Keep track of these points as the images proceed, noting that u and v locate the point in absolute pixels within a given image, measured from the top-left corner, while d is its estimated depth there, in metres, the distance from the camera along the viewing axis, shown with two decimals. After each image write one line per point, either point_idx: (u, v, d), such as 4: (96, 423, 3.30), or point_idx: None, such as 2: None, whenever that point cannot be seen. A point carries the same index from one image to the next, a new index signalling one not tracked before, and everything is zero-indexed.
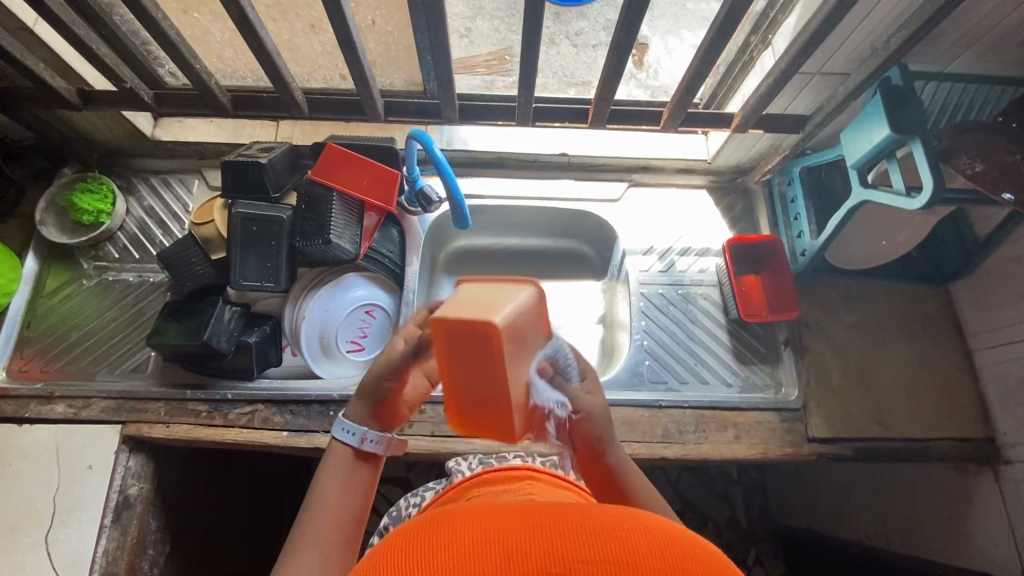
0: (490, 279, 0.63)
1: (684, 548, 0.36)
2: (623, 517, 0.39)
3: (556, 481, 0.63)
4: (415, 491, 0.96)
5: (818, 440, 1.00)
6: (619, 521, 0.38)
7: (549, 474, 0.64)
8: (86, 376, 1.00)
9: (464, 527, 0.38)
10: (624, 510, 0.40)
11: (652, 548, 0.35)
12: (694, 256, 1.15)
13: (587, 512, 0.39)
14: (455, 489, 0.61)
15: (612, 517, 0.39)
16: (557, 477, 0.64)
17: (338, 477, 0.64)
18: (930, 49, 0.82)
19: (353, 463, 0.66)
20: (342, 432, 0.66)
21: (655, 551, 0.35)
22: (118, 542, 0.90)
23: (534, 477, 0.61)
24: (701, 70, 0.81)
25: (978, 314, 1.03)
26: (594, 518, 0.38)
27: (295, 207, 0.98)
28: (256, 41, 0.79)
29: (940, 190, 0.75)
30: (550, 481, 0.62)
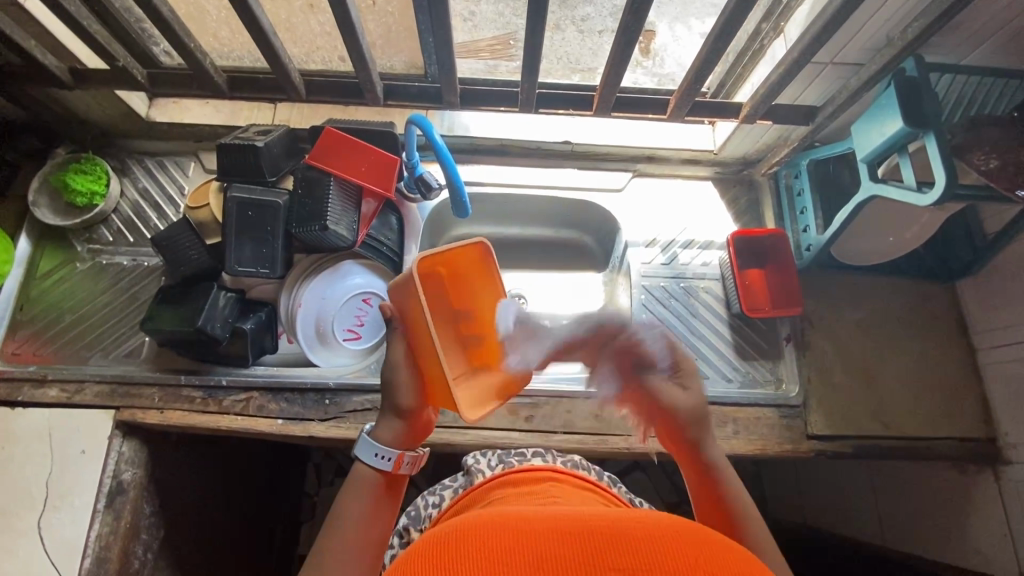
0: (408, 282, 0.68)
1: (701, 546, 0.39)
2: (653, 529, 0.41)
3: (582, 483, 0.71)
4: (432, 491, 0.94)
5: (817, 437, 0.99)
6: (646, 532, 0.41)
7: (577, 477, 0.72)
8: (80, 360, 0.99)
9: (499, 539, 0.40)
10: (642, 520, 0.43)
11: (681, 555, 0.38)
12: (697, 249, 1.13)
13: (616, 528, 0.42)
14: (474, 492, 0.71)
15: (640, 529, 0.41)
16: (585, 480, 0.72)
17: (352, 513, 0.62)
18: (947, 40, 0.80)
19: (373, 493, 0.64)
20: (370, 457, 0.65)
21: (684, 559, 0.37)
22: (111, 527, 0.90)
23: (559, 479, 0.69)
24: (710, 58, 0.79)
25: (984, 312, 1.02)
26: (625, 533, 0.40)
27: (292, 191, 0.97)
28: (252, 20, 0.76)
29: (953, 184, 0.73)
30: (574, 484, 0.69)
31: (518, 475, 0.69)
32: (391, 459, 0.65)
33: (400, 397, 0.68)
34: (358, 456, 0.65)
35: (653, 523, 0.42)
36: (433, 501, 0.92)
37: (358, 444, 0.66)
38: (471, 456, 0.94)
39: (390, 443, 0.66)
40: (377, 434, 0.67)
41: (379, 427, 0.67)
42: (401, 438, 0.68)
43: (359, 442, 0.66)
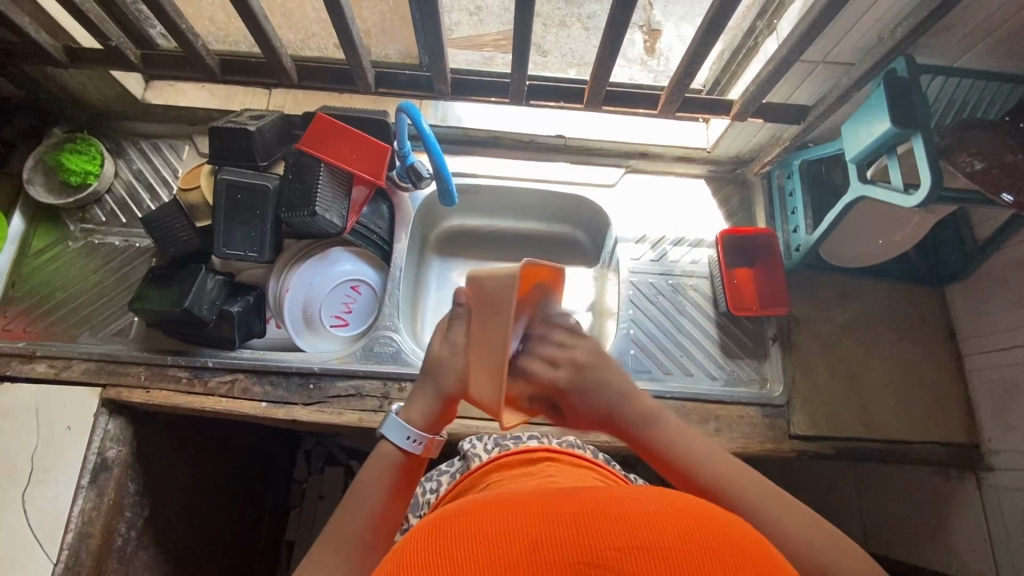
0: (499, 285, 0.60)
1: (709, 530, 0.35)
2: (650, 501, 0.38)
3: (577, 462, 0.69)
4: (429, 477, 0.96)
5: (799, 437, 0.99)
6: (642, 505, 0.37)
7: (571, 455, 0.70)
8: (69, 338, 1.00)
9: (486, 516, 0.38)
10: (645, 493, 0.39)
11: (679, 532, 0.34)
12: (686, 247, 1.13)
13: (609, 499, 0.39)
14: (474, 476, 0.70)
15: (635, 501, 0.38)
16: (579, 457, 0.71)
17: (371, 486, 0.65)
18: (938, 41, 0.79)
19: (393, 474, 0.66)
20: (399, 439, 0.66)
21: (681, 535, 0.34)
22: (94, 502, 0.91)
23: (555, 458, 0.68)
24: (699, 52, 0.79)
25: (972, 318, 1.01)
26: (619, 504, 0.37)
27: (282, 176, 0.97)
28: (242, 3, 0.77)
29: (938, 187, 0.73)
30: (569, 462, 0.68)
31: (510, 458, 0.69)
32: (417, 442, 0.67)
33: (445, 381, 0.67)
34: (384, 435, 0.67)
35: (651, 494, 0.39)
36: (431, 487, 0.94)
37: (387, 421, 0.67)
38: (465, 440, 0.96)
39: (416, 423, 0.67)
40: (407, 413, 0.69)
41: (409, 405, 0.69)
42: (428, 424, 0.68)
43: (387, 420, 0.67)
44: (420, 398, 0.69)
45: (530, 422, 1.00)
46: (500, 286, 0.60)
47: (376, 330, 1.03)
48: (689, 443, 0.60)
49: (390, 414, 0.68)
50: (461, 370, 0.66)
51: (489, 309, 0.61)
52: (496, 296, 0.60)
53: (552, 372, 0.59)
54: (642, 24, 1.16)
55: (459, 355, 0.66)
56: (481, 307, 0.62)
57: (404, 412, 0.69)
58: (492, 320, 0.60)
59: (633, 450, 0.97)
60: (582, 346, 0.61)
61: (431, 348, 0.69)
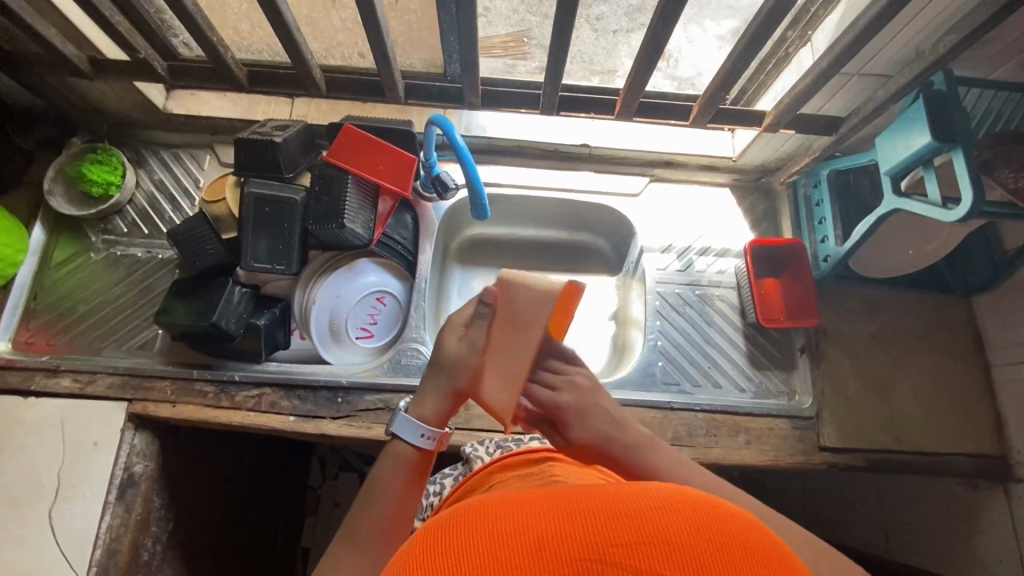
0: (532, 295, 0.68)
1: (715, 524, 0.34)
2: (655, 492, 0.37)
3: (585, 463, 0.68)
4: (431, 480, 0.95)
5: (829, 449, 0.98)
6: (646, 500, 0.36)
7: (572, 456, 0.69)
8: (93, 351, 0.98)
9: (486, 518, 0.37)
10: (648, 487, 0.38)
11: (688, 522, 0.34)
12: (712, 256, 1.12)
13: (614, 493, 0.38)
14: (475, 478, 0.70)
15: (641, 493, 0.37)
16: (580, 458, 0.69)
17: (388, 485, 0.64)
18: (977, 53, 0.79)
19: (407, 469, 0.66)
20: (414, 436, 0.67)
21: (692, 529, 0.33)
22: (122, 518, 0.90)
23: (559, 458, 0.67)
24: (738, 65, 0.78)
25: (1001, 329, 1.01)
26: (624, 494, 0.37)
27: (308, 188, 0.96)
28: (275, 15, 0.75)
29: (980, 201, 0.73)
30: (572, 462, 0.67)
31: (516, 458, 0.68)
32: (431, 438, 0.67)
33: (457, 379, 0.70)
34: (397, 433, 0.67)
35: (657, 486, 0.38)
36: (435, 491, 0.93)
37: (399, 420, 0.67)
38: (467, 445, 0.96)
39: (427, 418, 0.69)
40: (418, 407, 0.70)
41: (420, 399, 0.71)
42: (437, 419, 0.69)
43: (398, 419, 0.67)
44: (431, 395, 0.71)
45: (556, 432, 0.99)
46: (539, 300, 0.68)
47: (403, 342, 1.02)
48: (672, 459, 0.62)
49: (400, 410, 0.68)
50: (472, 367, 0.70)
51: (521, 320, 0.69)
52: (533, 310, 0.68)
53: (555, 395, 0.68)
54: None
55: (474, 355, 0.70)
56: (510, 314, 0.69)
57: (413, 410, 0.70)
58: (523, 332, 0.68)
59: None
60: (579, 372, 0.70)
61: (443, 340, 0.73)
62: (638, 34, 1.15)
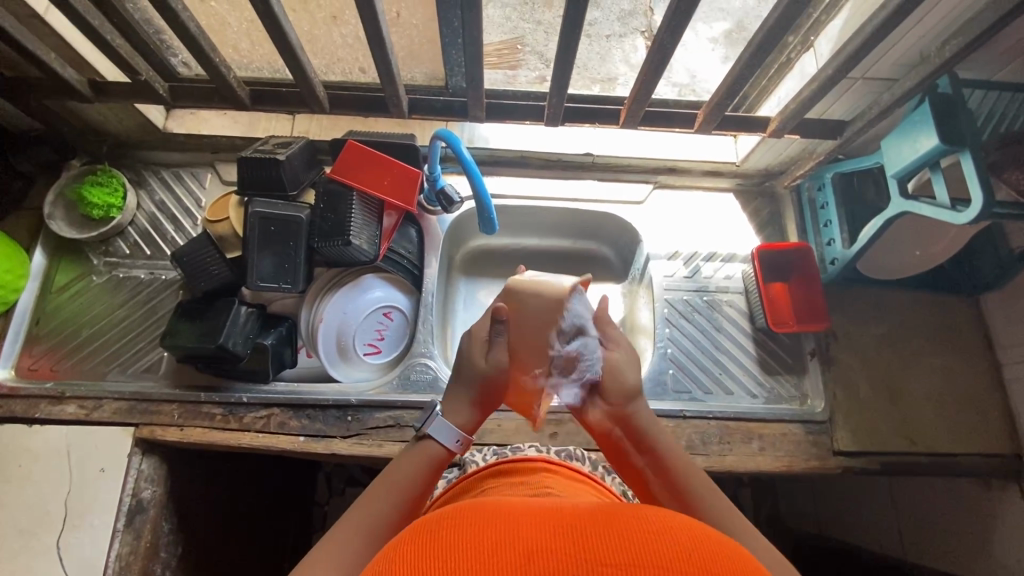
0: (541, 299, 0.68)
1: (698, 551, 0.36)
2: (646, 522, 0.39)
3: (574, 475, 0.67)
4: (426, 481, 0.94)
5: (844, 453, 0.98)
6: (634, 525, 0.38)
7: (565, 467, 0.68)
8: (98, 376, 0.97)
9: (481, 527, 0.38)
10: (638, 516, 0.40)
11: (675, 551, 0.35)
12: (719, 262, 1.12)
13: (605, 517, 0.40)
14: (464, 483, 0.68)
15: (631, 520, 0.39)
16: (572, 469, 0.69)
17: (406, 480, 0.63)
18: (982, 55, 0.79)
19: (430, 467, 0.66)
20: (444, 436, 0.66)
21: (678, 553, 0.35)
22: (131, 546, 0.89)
23: (550, 469, 0.66)
24: (745, 73, 0.78)
25: (1010, 327, 1.01)
26: (617, 522, 0.39)
27: (313, 205, 0.96)
28: (280, 35, 0.75)
29: (991, 204, 0.73)
30: (565, 474, 0.66)
31: (509, 464, 0.66)
32: (459, 441, 0.67)
33: (487, 391, 0.69)
34: (429, 432, 0.67)
35: (648, 518, 0.40)
36: None
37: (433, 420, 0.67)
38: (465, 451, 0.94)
39: (456, 420, 0.68)
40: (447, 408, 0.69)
41: (449, 400, 0.70)
42: (464, 424, 0.69)
43: (434, 420, 0.67)
44: (460, 408, 0.69)
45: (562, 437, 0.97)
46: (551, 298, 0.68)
47: (411, 357, 1.02)
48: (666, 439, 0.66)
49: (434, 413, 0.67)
50: (505, 379, 0.68)
51: (537, 327, 0.67)
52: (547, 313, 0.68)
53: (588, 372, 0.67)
54: (644, 30, 1.18)
55: (502, 371, 0.68)
56: (524, 325, 0.68)
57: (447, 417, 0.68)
58: (540, 335, 0.67)
59: None
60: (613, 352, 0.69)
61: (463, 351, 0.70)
62: (631, 39, 1.18)
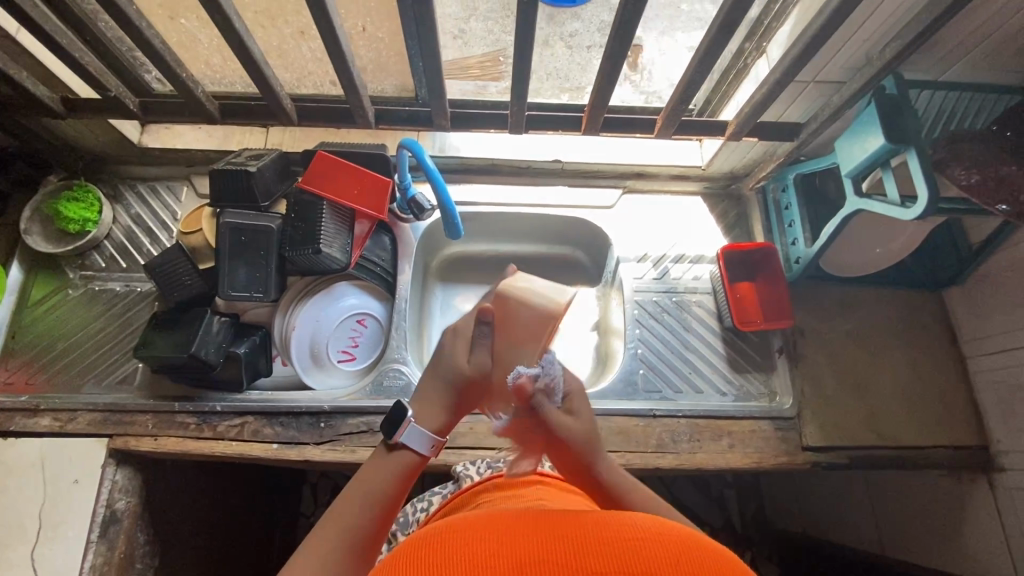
0: (528, 305, 0.72)
1: (686, 558, 0.37)
2: (636, 528, 0.41)
3: (567, 487, 0.68)
4: (421, 497, 0.96)
5: (812, 449, 0.99)
6: (624, 533, 0.40)
7: (557, 480, 0.69)
8: (73, 388, 0.98)
9: (479, 540, 0.40)
10: (628, 523, 0.42)
11: (662, 557, 0.37)
12: (688, 263, 1.14)
13: (600, 529, 0.41)
14: (464, 495, 0.69)
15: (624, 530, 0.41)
16: (566, 482, 0.69)
17: (378, 482, 0.63)
18: (924, 57, 0.82)
19: (401, 472, 0.65)
20: (417, 441, 0.65)
21: (667, 559, 0.37)
22: (105, 557, 0.89)
23: (544, 480, 0.67)
24: (695, 78, 0.80)
25: (972, 320, 1.04)
26: (607, 531, 0.41)
27: (285, 215, 0.98)
28: (242, 50, 0.77)
29: (935, 200, 0.75)
30: (557, 485, 0.67)
31: (506, 479, 0.67)
32: (432, 445, 0.67)
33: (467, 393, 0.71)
34: (403, 439, 0.65)
35: (639, 525, 0.42)
36: (422, 506, 0.95)
37: (407, 426, 0.65)
38: (460, 464, 0.96)
39: (426, 419, 0.68)
40: (418, 412, 0.69)
41: (420, 404, 0.70)
42: (437, 423, 0.68)
43: (408, 428, 0.65)
44: (436, 408, 0.69)
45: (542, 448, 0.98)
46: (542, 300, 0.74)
47: (385, 362, 1.03)
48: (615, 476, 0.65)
49: (407, 419, 0.65)
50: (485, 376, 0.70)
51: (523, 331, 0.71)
52: (535, 319, 0.71)
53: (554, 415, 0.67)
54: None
55: (481, 375, 0.70)
56: (511, 329, 0.71)
57: (421, 418, 0.68)
58: (529, 337, 0.70)
59: (648, 471, 0.96)
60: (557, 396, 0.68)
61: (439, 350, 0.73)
62: None
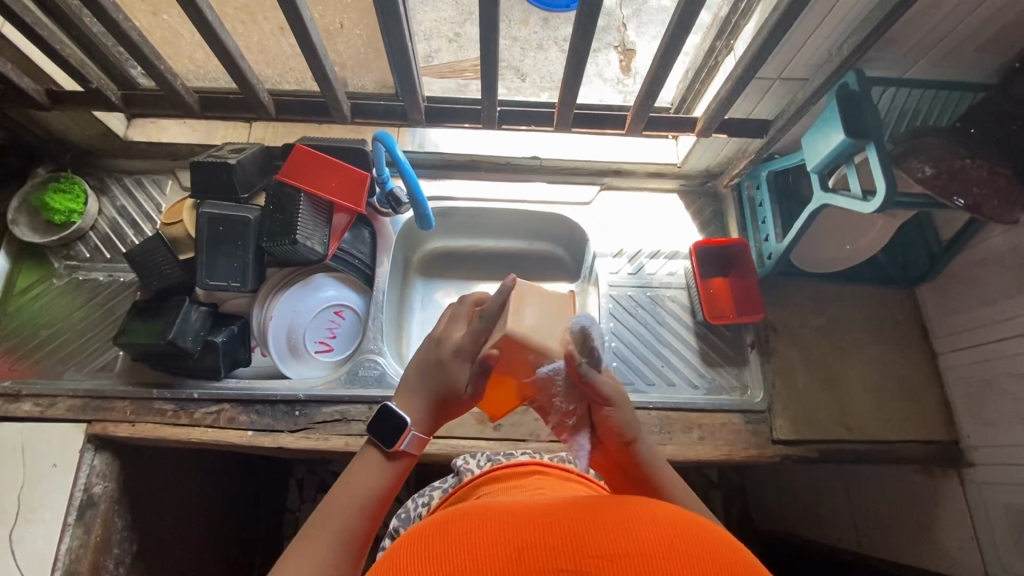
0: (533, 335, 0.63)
1: (684, 539, 0.37)
2: (633, 513, 0.40)
3: (567, 475, 0.65)
4: (422, 492, 0.92)
5: (782, 442, 1.00)
6: (622, 517, 0.39)
7: (558, 467, 0.66)
8: (54, 374, 1.00)
9: (475, 526, 0.39)
10: (625, 507, 0.41)
11: (658, 540, 0.37)
12: (663, 259, 1.16)
13: (594, 512, 0.40)
14: (463, 490, 0.66)
15: (617, 513, 0.40)
16: (567, 470, 0.66)
17: (367, 486, 0.60)
18: (884, 54, 0.83)
19: (389, 474, 0.62)
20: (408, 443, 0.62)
21: (664, 541, 0.36)
22: (82, 540, 0.91)
23: (543, 471, 0.64)
24: (659, 74, 0.82)
25: (943, 316, 1.05)
26: (605, 514, 0.40)
27: (263, 207, 0.99)
28: (217, 43, 0.79)
29: (892, 194, 0.76)
30: (558, 475, 0.64)
31: (504, 471, 0.65)
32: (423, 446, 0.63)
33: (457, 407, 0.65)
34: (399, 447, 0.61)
35: (635, 508, 0.41)
36: (422, 501, 0.90)
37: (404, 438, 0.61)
38: (459, 457, 0.93)
39: (413, 421, 0.63)
40: (405, 411, 0.63)
41: (404, 400, 0.64)
42: (426, 425, 0.64)
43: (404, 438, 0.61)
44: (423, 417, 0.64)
45: (517, 440, 0.98)
46: (550, 322, 0.66)
47: (361, 353, 1.04)
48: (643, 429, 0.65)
49: (406, 428, 0.61)
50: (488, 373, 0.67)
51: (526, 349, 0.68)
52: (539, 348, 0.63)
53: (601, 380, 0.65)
54: (617, 45, 1.26)
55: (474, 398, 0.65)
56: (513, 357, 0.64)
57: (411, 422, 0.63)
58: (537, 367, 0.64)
59: None
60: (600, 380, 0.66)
61: (436, 354, 0.65)
62: (605, 53, 1.25)
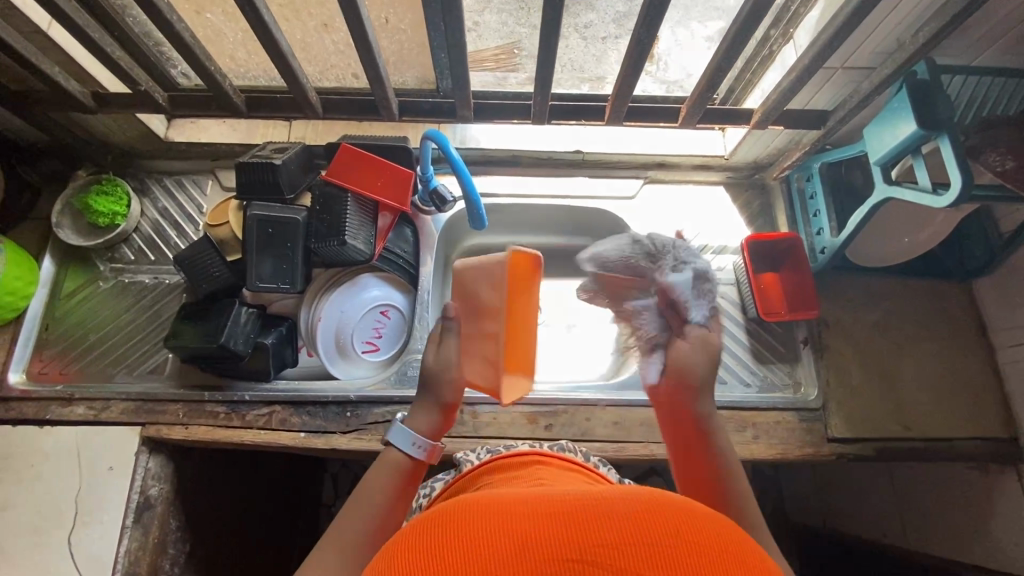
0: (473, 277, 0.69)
1: (691, 526, 0.35)
2: (640, 497, 0.38)
3: (568, 467, 0.64)
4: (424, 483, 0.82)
5: (837, 440, 0.99)
6: (628, 503, 0.38)
7: (560, 458, 0.65)
8: (105, 377, 1.01)
9: (473, 518, 0.37)
10: (629, 490, 0.40)
11: (665, 528, 0.35)
12: (711, 254, 1.14)
13: (602, 497, 0.39)
14: (464, 480, 0.64)
15: (624, 500, 0.38)
16: (565, 459, 0.65)
17: (380, 487, 0.65)
18: (957, 41, 0.80)
19: (400, 474, 0.67)
20: (406, 444, 0.68)
21: (669, 532, 0.35)
22: (140, 541, 0.91)
23: (546, 461, 0.63)
24: (722, 66, 0.79)
25: (1001, 311, 1.02)
26: (606, 500, 0.38)
27: (309, 208, 0.98)
28: (271, 44, 0.78)
29: (968, 187, 0.73)
30: (561, 465, 0.63)
31: (505, 461, 0.63)
32: (426, 449, 0.69)
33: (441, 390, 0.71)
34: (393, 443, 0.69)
35: (639, 492, 0.39)
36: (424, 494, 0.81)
37: (395, 429, 0.69)
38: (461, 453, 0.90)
39: (429, 436, 0.70)
40: (415, 424, 0.70)
41: (416, 418, 0.71)
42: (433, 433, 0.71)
43: (394, 428, 0.69)
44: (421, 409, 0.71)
45: (552, 435, 0.97)
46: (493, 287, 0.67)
47: (408, 353, 1.04)
48: (699, 357, 0.65)
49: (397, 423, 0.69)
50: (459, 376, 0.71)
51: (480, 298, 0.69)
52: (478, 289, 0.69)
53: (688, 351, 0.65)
54: None
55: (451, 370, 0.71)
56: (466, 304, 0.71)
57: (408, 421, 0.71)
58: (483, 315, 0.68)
59: None
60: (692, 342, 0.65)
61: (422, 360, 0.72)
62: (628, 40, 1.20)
